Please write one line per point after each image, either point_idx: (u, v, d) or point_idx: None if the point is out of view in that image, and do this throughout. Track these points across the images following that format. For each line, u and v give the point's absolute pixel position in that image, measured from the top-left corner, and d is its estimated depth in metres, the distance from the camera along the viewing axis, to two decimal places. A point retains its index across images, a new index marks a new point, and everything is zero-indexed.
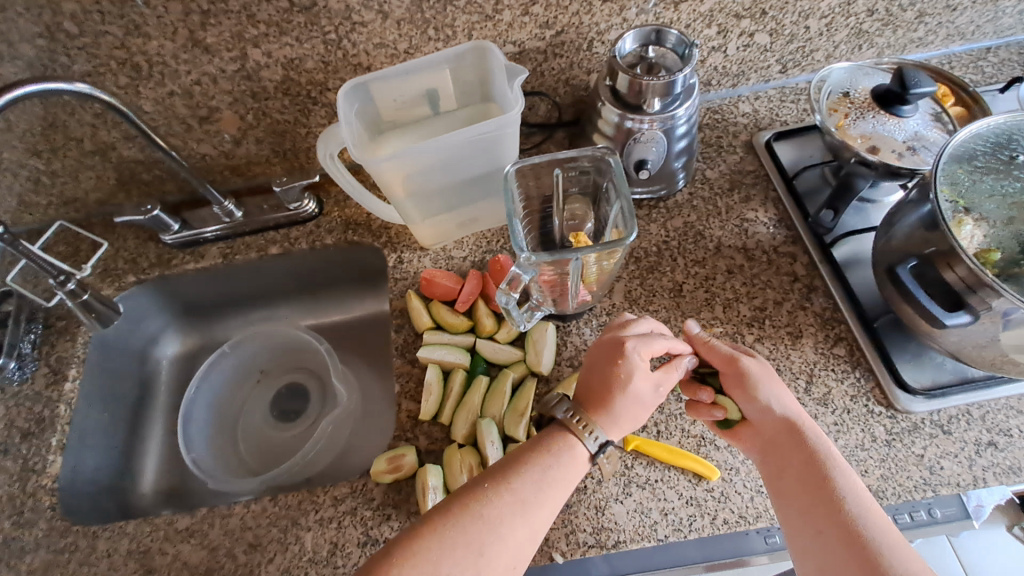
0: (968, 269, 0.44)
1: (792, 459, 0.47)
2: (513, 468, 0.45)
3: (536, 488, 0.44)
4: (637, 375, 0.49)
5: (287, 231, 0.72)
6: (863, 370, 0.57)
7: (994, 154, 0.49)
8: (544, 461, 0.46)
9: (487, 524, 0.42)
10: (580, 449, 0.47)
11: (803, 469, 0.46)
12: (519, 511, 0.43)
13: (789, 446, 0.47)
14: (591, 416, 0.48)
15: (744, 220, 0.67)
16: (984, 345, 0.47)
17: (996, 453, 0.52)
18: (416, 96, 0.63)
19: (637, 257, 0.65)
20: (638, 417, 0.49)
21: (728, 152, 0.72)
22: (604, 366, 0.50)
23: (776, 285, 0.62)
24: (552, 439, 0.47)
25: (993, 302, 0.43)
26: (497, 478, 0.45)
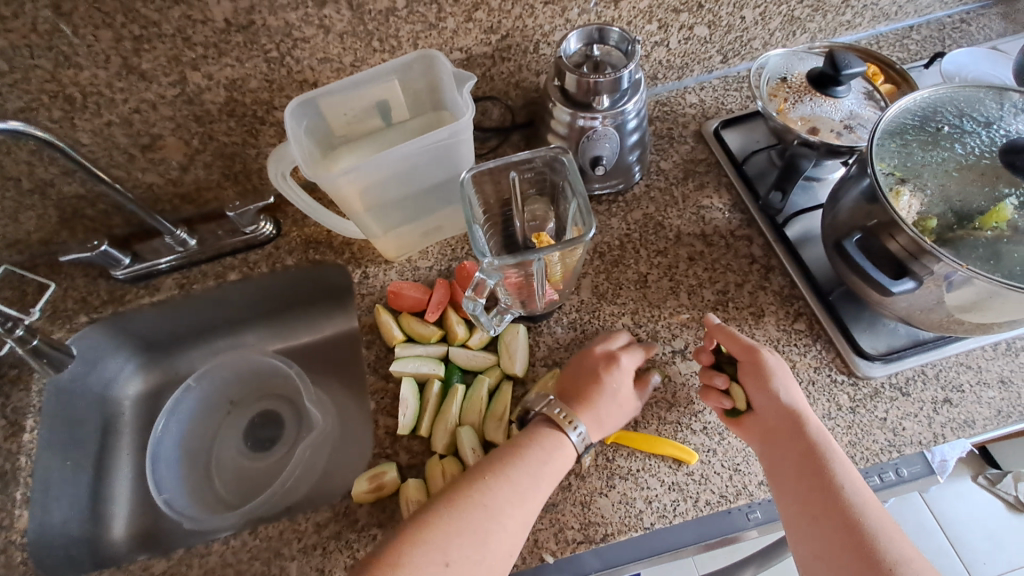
0: (909, 238, 0.46)
1: (800, 446, 0.49)
2: (512, 458, 0.47)
3: (534, 478, 0.47)
4: (616, 375, 0.53)
5: (245, 256, 0.70)
6: (824, 343, 0.59)
7: (922, 127, 0.52)
8: (540, 455, 0.48)
9: (490, 513, 0.44)
10: (567, 445, 0.49)
11: (807, 461, 0.48)
12: (519, 499, 0.45)
13: (792, 436, 0.49)
14: (574, 409, 0.51)
15: (701, 207, 0.69)
16: (931, 308, 0.49)
17: (951, 409, 0.55)
18: (367, 109, 0.62)
19: (600, 252, 0.66)
20: (615, 417, 0.52)
21: (680, 142, 0.74)
22: (581, 372, 0.54)
23: (736, 268, 0.64)
24: (544, 436, 0.49)
25: (934, 267, 0.46)
26: (495, 469, 0.47)
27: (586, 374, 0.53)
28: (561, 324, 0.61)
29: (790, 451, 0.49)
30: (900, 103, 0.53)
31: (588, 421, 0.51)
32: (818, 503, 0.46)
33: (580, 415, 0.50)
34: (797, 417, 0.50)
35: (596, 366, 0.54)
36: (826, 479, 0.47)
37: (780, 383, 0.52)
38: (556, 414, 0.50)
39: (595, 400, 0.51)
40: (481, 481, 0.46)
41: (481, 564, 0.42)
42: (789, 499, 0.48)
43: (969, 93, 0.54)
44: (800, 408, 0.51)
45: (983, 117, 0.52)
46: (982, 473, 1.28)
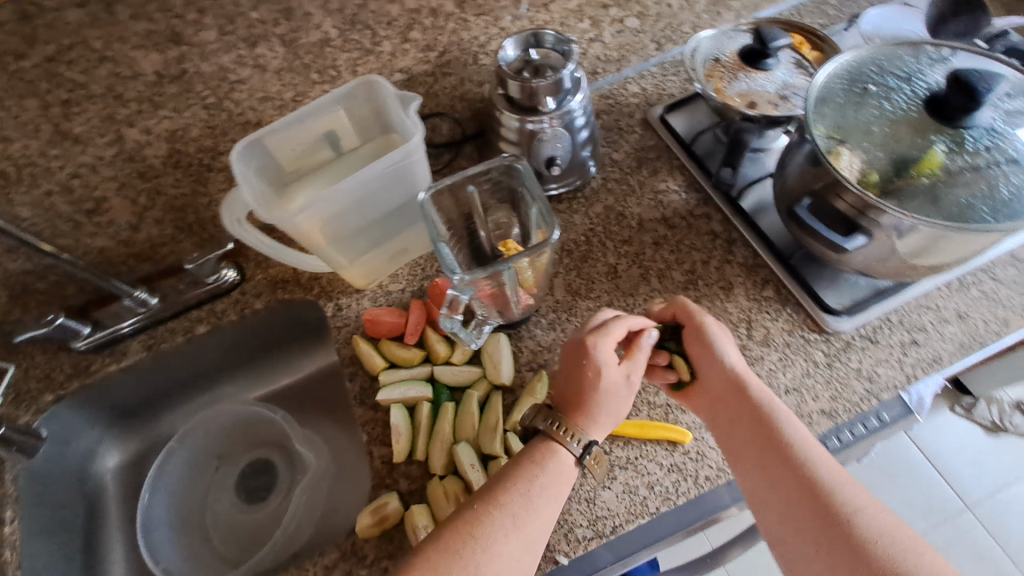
0: (855, 195, 0.48)
1: (743, 409, 0.50)
2: (510, 484, 0.47)
3: (531, 505, 0.46)
4: (605, 374, 0.51)
5: (212, 306, 0.67)
6: (792, 305, 0.61)
7: (850, 89, 0.55)
8: (531, 472, 0.47)
9: (481, 542, 0.43)
10: (567, 457, 0.49)
11: (807, 499, 0.45)
12: (517, 529, 0.44)
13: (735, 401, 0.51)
14: (574, 423, 0.50)
15: (658, 192, 0.70)
16: (885, 257, 0.52)
17: (918, 349, 0.58)
18: (315, 142, 0.62)
19: (568, 250, 0.67)
20: (616, 413, 0.51)
21: (628, 132, 0.76)
22: (575, 370, 0.52)
23: (700, 246, 0.66)
24: (540, 453, 0.49)
25: (883, 220, 0.48)
26: (488, 494, 0.46)
27: (580, 377, 0.51)
28: (540, 326, 0.61)
29: (771, 454, 0.48)
30: (825, 70, 0.56)
31: (591, 431, 0.50)
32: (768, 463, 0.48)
33: (582, 429, 0.50)
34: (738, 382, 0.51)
35: (587, 366, 0.51)
36: (784, 443, 0.48)
37: (721, 351, 0.53)
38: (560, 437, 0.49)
39: (591, 409, 0.50)
40: (473, 508, 0.45)
41: None
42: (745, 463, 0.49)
43: (889, 52, 0.57)
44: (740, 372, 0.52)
45: (903, 70, 0.55)
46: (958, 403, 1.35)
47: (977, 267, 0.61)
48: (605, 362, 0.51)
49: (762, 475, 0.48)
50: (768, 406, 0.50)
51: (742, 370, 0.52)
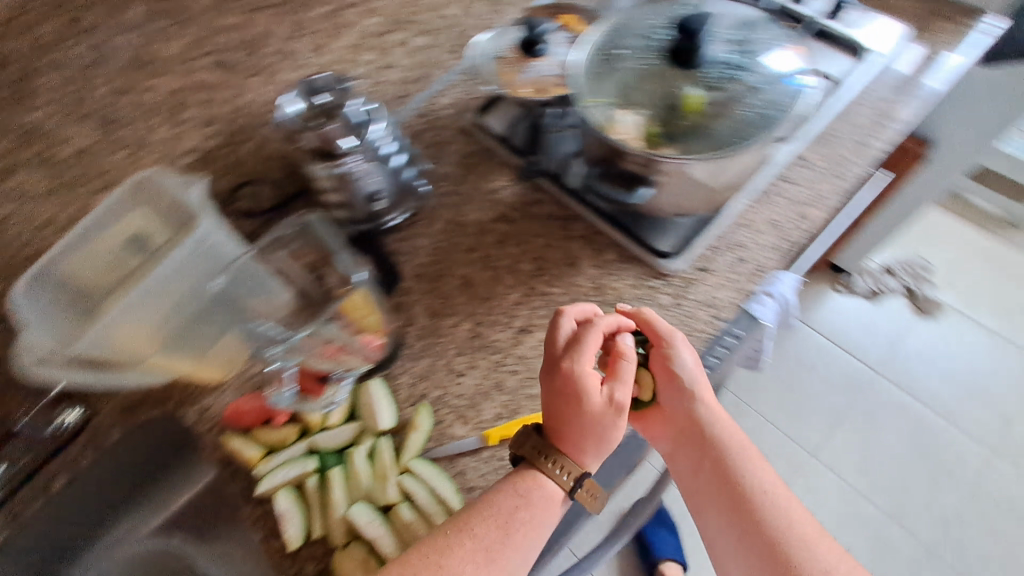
0: (638, 154, 0.52)
1: (704, 445, 0.54)
2: (488, 519, 0.49)
3: (506, 539, 0.48)
4: (590, 400, 0.51)
5: (64, 454, 0.61)
6: (632, 260, 0.64)
7: (607, 54, 0.59)
8: (510, 499, 0.50)
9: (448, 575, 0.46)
10: (551, 486, 0.51)
11: (772, 561, 0.49)
12: (486, 568, 0.47)
13: (700, 441, 0.54)
14: (562, 453, 0.51)
15: (490, 194, 0.72)
16: (682, 193, 0.57)
17: (745, 264, 0.63)
18: (120, 252, 0.60)
19: (420, 275, 0.67)
20: (609, 432, 0.52)
21: (451, 143, 0.77)
22: (556, 398, 0.53)
23: (539, 231, 0.68)
24: (518, 486, 0.50)
25: (669, 166, 0.52)
26: (460, 525, 0.48)
27: (568, 407, 0.52)
28: (411, 359, 0.61)
29: (725, 497, 0.52)
30: (579, 50, 0.59)
31: (582, 458, 0.52)
32: (723, 503, 0.52)
33: (569, 457, 0.51)
34: (699, 418, 0.54)
35: (577, 393, 0.51)
36: (738, 488, 0.52)
37: (685, 382, 0.55)
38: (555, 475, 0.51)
39: (577, 435, 0.51)
40: (441, 538, 0.48)
41: None
42: (699, 499, 0.54)
43: (629, 12, 0.61)
44: (702, 403, 0.54)
45: (642, 27, 0.60)
46: (838, 281, 1.60)
47: (775, 173, 0.67)
48: (588, 386, 0.52)
49: (714, 516, 0.52)
50: (726, 447, 0.53)
51: (706, 408, 0.54)
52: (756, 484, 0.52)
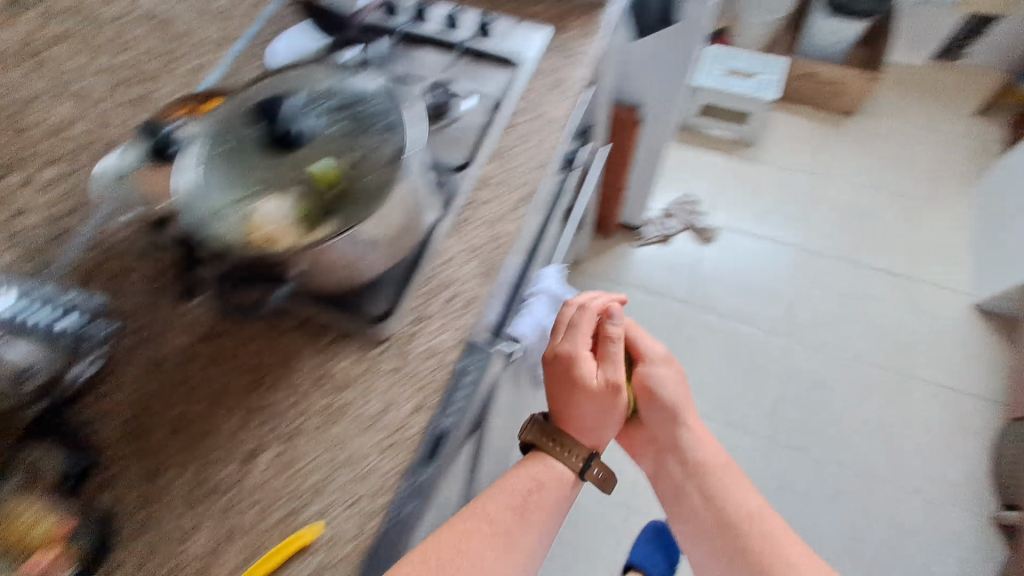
0: (292, 246, 0.52)
1: (681, 456, 0.77)
2: (511, 489, 0.65)
3: (521, 524, 0.62)
4: (583, 395, 0.69)
5: None
6: (350, 335, 0.61)
7: (217, 159, 0.56)
8: (525, 480, 0.67)
9: (460, 556, 0.57)
10: (558, 467, 0.69)
11: (743, 573, 0.68)
12: (501, 549, 0.59)
13: (675, 453, 0.77)
14: (564, 437, 0.70)
15: (191, 312, 0.65)
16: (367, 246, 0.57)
17: (458, 298, 0.63)
18: None
19: (124, 435, 0.58)
20: (601, 414, 0.70)
21: (133, 267, 0.67)
22: (560, 384, 0.71)
23: (252, 338, 0.63)
24: (535, 467, 0.69)
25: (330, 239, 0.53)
26: (484, 514, 0.62)
27: (573, 393, 0.70)
28: (129, 540, 0.53)
29: (728, 543, 0.70)
30: (183, 172, 0.56)
31: (581, 440, 0.71)
32: (721, 544, 0.71)
33: (569, 438, 0.70)
34: (679, 434, 0.77)
35: (574, 377, 0.70)
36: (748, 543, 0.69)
37: (660, 395, 0.76)
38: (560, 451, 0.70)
39: (575, 420, 0.70)
40: (449, 534, 0.58)
41: None
42: (699, 541, 0.74)
43: (225, 111, 0.59)
44: (678, 410, 0.77)
45: (234, 123, 0.58)
46: (641, 237, 1.79)
47: (457, 201, 0.68)
48: (584, 374, 0.69)
49: (707, 542, 0.72)
50: (717, 481, 0.75)
51: (690, 430, 0.77)
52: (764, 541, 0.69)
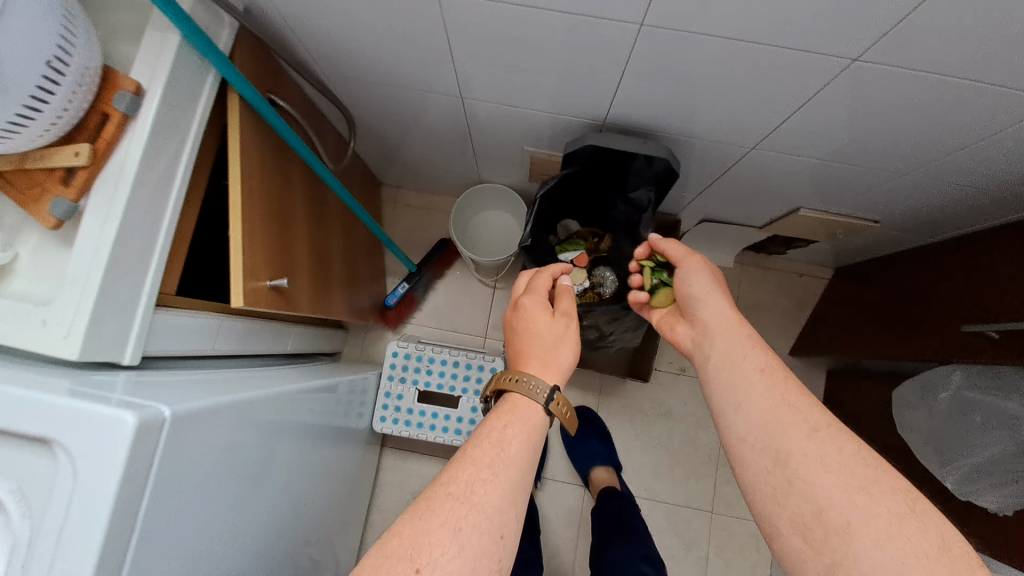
0: None
1: (706, 302, 0.71)
2: (489, 441, 0.65)
3: (493, 444, 0.66)
4: (530, 287, 0.85)
5: None
6: None
7: None
8: (501, 419, 0.69)
9: (455, 499, 0.60)
10: (524, 401, 0.71)
11: (756, 420, 0.60)
12: (481, 476, 0.62)
13: (706, 301, 0.71)
14: (520, 368, 0.75)
15: None
16: None
17: None
18: None
19: None
20: (536, 340, 0.77)
21: None
22: (513, 332, 0.80)
23: None
24: (512, 402, 0.72)
25: None
26: (468, 444, 0.66)
27: (517, 332, 0.80)
28: None
29: (742, 373, 0.64)
30: None
31: (532, 367, 0.74)
32: (734, 386, 0.64)
33: (524, 368, 0.74)
34: (707, 287, 0.72)
35: (516, 318, 0.81)
36: (762, 368, 0.64)
37: (687, 274, 0.73)
38: (529, 387, 0.72)
39: (527, 348, 0.76)
40: (454, 472, 0.62)
41: (427, 552, 0.55)
42: (711, 379, 0.67)
43: None
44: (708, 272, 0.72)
45: None
46: None
47: None
48: (523, 301, 0.82)
49: (720, 385, 0.65)
50: (736, 323, 0.68)
51: (714, 291, 0.71)
52: (777, 376, 0.63)
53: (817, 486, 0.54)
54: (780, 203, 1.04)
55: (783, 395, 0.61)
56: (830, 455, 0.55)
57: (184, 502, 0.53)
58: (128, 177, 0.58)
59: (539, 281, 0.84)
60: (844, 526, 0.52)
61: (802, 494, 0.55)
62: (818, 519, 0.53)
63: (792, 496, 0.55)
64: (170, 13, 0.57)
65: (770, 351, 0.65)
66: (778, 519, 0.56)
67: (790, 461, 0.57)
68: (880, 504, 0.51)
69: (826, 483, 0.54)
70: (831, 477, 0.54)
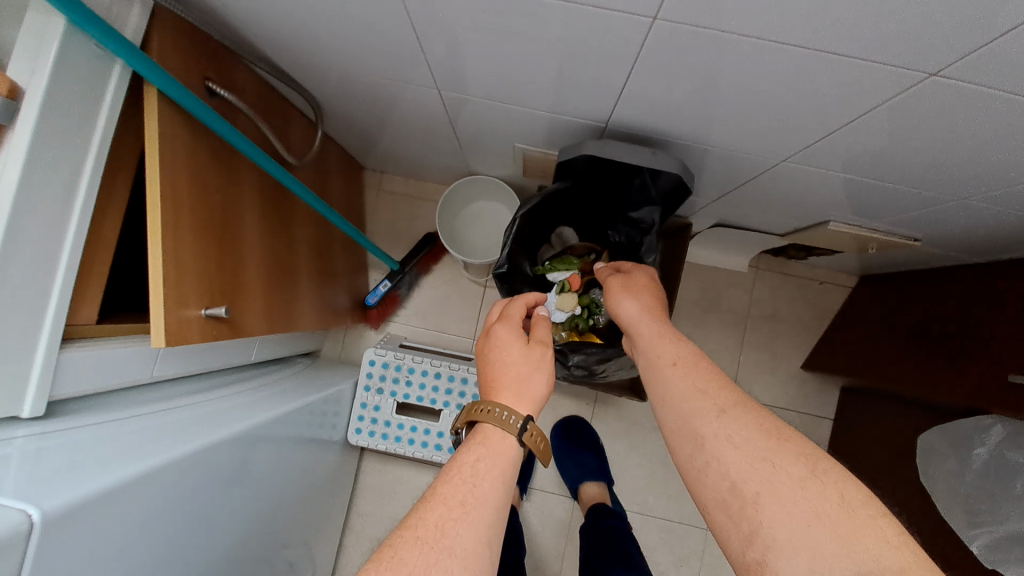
0: None
1: (621, 313, 0.69)
2: (461, 475, 0.54)
3: (465, 478, 0.54)
4: (502, 311, 0.72)
5: None
6: None
7: None
8: (471, 452, 0.57)
9: (428, 544, 0.48)
10: (497, 437, 0.58)
11: (673, 412, 0.57)
12: (454, 514, 0.51)
13: (621, 311, 0.69)
14: (493, 399, 0.61)
15: None
16: None
17: None
18: None
19: None
20: (511, 365, 0.63)
21: None
22: (483, 358, 0.67)
23: None
24: (486, 438, 0.59)
25: None
26: (439, 480, 0.55)
27: (488, 356, 0.66)
28: None
29: (657, 372, 0.61)
30: None
31: (506, 398, 0.61)
32: (655, 388, 0.61)
33: (497, 399, 0.61)
34: (619, 297, 0.70)
35: (487, 342, 0.67)
36: (670, 359, 0.60)
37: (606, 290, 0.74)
38: (501, 418, 0.59)
39: (500, 376, 0.63)
40: (423, 515, 0.51)
41: None
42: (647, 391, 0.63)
43: None
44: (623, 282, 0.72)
45: None
46: None
47: None
48: (494, 325, 0.69)
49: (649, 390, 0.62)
50: (646, 323, 0.66)
51: (627, 297, 0.70)
52: (681, 357, 0.60)
53: (730, 464, 0.50)
54: (807, 215, 0.91)
55: (695, 382, 0.57)
56: (738, 432, 0.52)
57: None
58: (3, 204, 0.49)
59: (511, 308, 0.71)
60: (754, 498, 0.48)
61: (716, 472, 0.51)
62: (734, 494, 0.49)
63: (709, 474, 0.52)
64: (60, 4, 0.48)
65: (682, 340, 0.62)
66: (702, 494, 0.53)
67: (702, 441, 0.53)
68: (783, 470, 0.48)
69: (735, 459, 0.50)
70: (737, 448, 0.51)
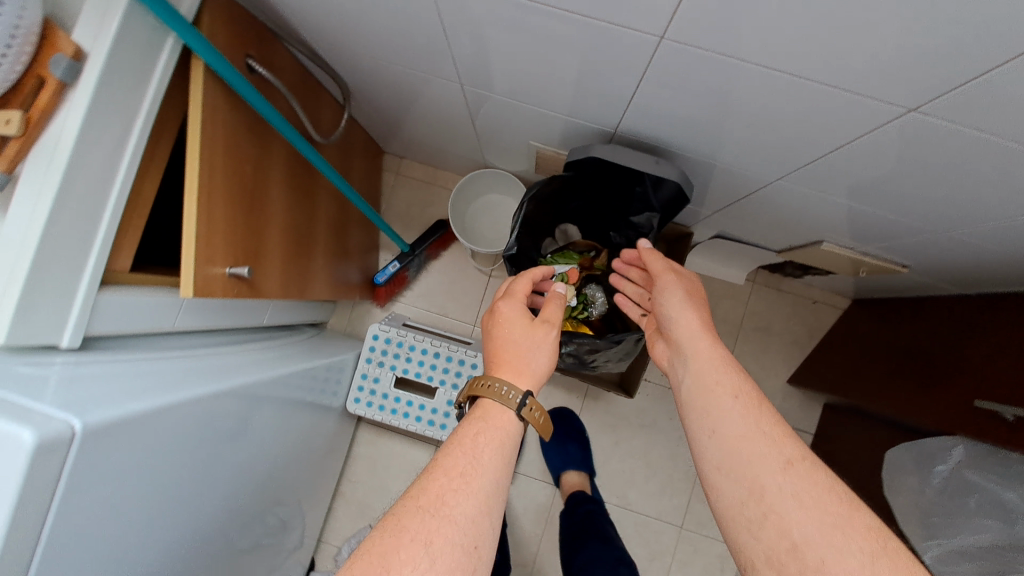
0: None
1: (682, 325, 0.68)
2: (461, 449, 0.58)
3: (465, 451, 0.58)
4: (509, 287, 0.76)
5: None
6: None
7: None
8: (471, 427, 0.61)
9: (429, 510, 0.53)
10: (497, 410, 0.63)
11: (736, 457, 0.56)
12: (453, 484, 0.55)
13: (684, 322, 0.68)
14: (496, 373, 0.67)
15: None
16: None
17: None
18: None
19: None
20: (514, 343, 0.68)
21: None
22: (489, 334, 0.72)
23: None
24: (487, 411, 0.64)
25: None
26: (442, 453, 0.59)
27: (493, 333, 0.71)
28: None
29: (718, 402, 0.60)
30: None
31: (507, 373, 0.66)
32: (709, 414, 0.60)
33: (499, 374, 0.66)
34: (684, 308, 0.68)
35: (493, 319, 0.72)
36: (736, 393, 0.60)
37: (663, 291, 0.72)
38: (501, 393, 0.64)
39: (503, 353, 0.68)
40: (427, 486, 0.55)
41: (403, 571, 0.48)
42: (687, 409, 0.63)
43: None
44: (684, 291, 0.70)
45: None
46: None
47: None
48: (500, 302, 0.73)
49: (697, 412, 0.61)
50: (710, 344, 0.64)
51: (691, 310, 0.68)
52: (747, 397, 0.59)
53: (795, 524, 0.50)
54: (800, 233, 0.95)
55: (761, 424, 0.57)
56: (803, 490, 0.52)
57: (102, 500, 0.54)
58: (63, 155, 0.54)
59: (517, 285, 0.75)
60: (818, 564, 0.48)
61: (777, 527, 0.51)
62: (794, 554, 0.50)
63: (766, 528, 0.52)
64: None
65: (744, 375, 0.61)
66: (744, 541, 0.53)
67: (764, 493, 0.53)
68: (852, 544, 0.48)
69: (801, 519, 0.50)
70: (804, 510, 0.51)
